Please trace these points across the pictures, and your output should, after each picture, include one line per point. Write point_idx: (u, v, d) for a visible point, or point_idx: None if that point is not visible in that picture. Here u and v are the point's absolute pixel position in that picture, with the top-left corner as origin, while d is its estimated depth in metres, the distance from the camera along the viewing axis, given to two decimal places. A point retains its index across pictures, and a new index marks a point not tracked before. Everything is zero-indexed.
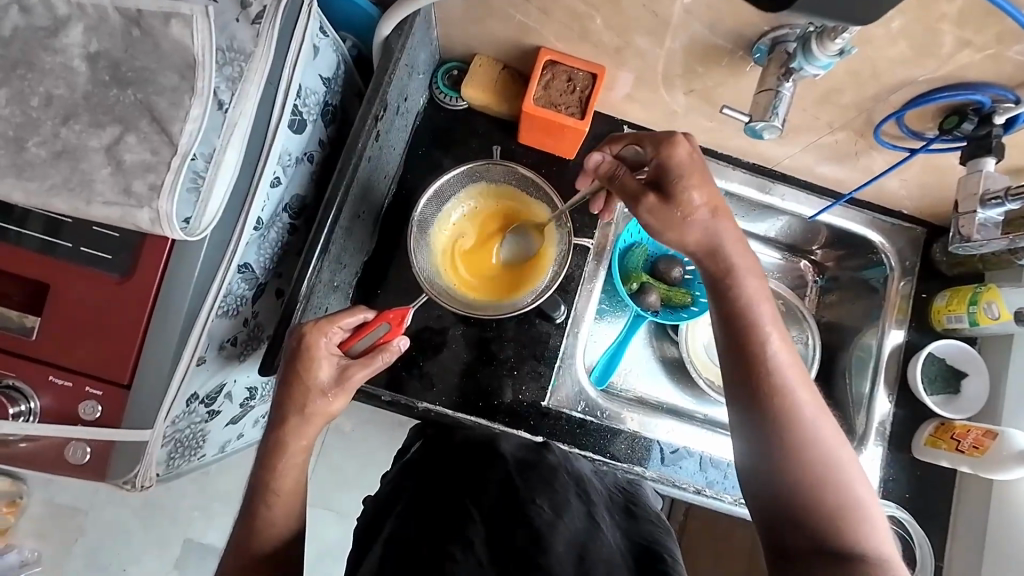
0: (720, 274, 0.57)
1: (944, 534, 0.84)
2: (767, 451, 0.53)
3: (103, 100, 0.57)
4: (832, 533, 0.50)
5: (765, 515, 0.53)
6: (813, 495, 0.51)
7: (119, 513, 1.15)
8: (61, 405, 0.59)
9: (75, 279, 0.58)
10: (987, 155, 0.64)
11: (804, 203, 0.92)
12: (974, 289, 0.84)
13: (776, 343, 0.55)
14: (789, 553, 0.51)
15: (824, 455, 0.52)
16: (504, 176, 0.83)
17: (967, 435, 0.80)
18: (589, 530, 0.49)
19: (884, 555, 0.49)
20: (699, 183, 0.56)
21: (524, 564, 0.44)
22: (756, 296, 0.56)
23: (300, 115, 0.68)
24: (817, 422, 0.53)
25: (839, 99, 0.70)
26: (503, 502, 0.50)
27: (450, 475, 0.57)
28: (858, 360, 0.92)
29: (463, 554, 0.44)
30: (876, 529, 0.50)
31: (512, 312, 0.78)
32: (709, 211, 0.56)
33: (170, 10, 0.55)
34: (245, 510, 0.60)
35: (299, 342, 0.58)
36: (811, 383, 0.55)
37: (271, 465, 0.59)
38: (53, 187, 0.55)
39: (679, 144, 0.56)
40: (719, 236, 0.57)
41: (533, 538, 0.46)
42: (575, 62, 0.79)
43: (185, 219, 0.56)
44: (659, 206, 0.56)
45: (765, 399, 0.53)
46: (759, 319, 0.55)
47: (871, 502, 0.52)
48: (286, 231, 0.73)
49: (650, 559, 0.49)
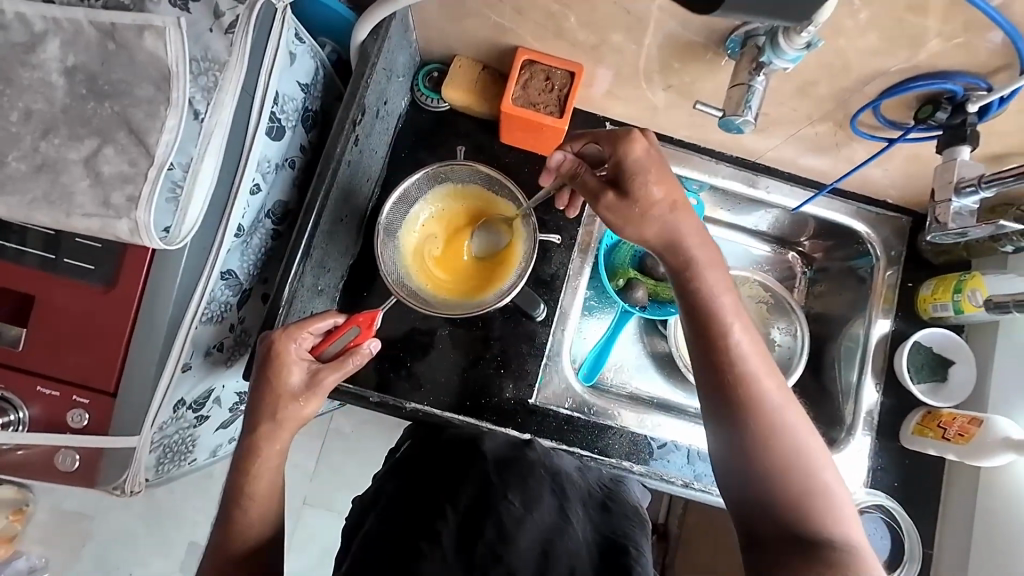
0: (680, 268, 0.58)
1: (934, 522, 0.85)
2: (735, 441, 0.54)
3: (81, 113, 0.57)
4: (802, 521, 0.50)
5: (737, 504, 0.54)
6: (782, 484, 0.52)
7: (123, 518, 1.17)
8: (49, 413, 0.60)
9: (57, 290, 0.59)
10: (962, 144, 0.65)
11: (788, 195, 0.92)
12: (959, 277, 0.84)
13: (740, 332, 0.56)
14: (760, 541, 0.52)
15: (789, 444, 0.52)
16: (468, 176, 0.82)
17: (953, 423, 0.80)
18: (558, 525, 0.51)
19: (851, 540, 0.50)
20: (658, 178, 0.58)
21: (488, 559, 0.46)
22: (719, 288, 0.57)
23: (279, 122, 0.69)
24: (783, 411, 0.54)
25: (815, 91, 0.70)
26: (478, 501, 0.52)
27: (429, 474, 0.58)
28: (847, 351, 0.92)
29: (430, 548, 0.47)
30: (843, 515, 0.51)
31: (479, 310, 0.78)
32: (667, 206, 0.58)
33: (143, 23, 0.56)
34: (222, 514, 0.61)
35: (268, 349, 0.60)
36: (777, 370, 0.56)
37: (245, 471, 0.60)
38: (34, 201, 0.56)
39: (636, 140, 0.58)
40: (665, 235, 0.58)
41: (500, 533, 0.49)
42: (552, 61, 0.79)
43: (164, 229, 0.57)
44: (618, 203, 0.58)
45: (730, 390, 0.54)
46: (723, 309, 0.56)
47: (838, 488, 0.52)
48: (269, 237, 0.75)
49: (615, 552, 0.51)
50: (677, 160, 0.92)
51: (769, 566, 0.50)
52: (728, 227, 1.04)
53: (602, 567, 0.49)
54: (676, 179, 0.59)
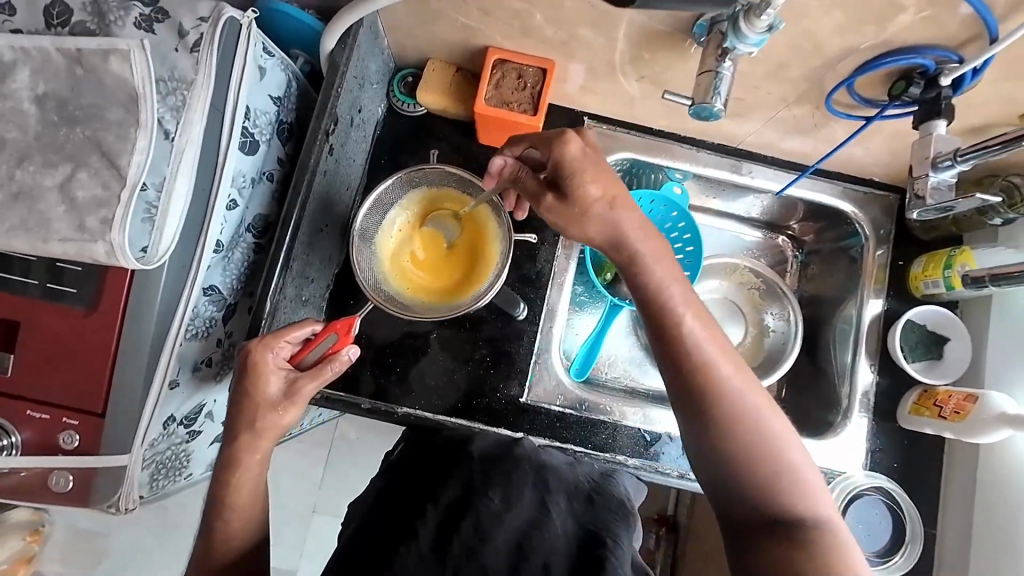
0: (624, 262, 0.59)
1: (935, 501, 0.84)
2: (700, 429, 0.53)
3: (54, 139, 0.58)
4: (773, 501, 0.50)
5: (712, 489, 0.54)
6: (750, 467, 0.51)
7: (137, 533, 1.18)
8: (41, 436, 0.61)
9: (41, 315, 0.60)
10: (938, 118, 0.64)
11: (772, 179, 0.91)
12: (949, 253, 0.83)
13: (693, 321, 0.56)
14: (737, 524, 0.52)
15: (752, 427, 0.52)
16: (441, 178, 0.83)
17: (949, 400, 0.79)
18: (536, 519, 0.53)
19: (824, 517, 0.49)
20: (593, 176, 0.58)
21: (462, 557, 0.47)
22: (667, 280, 0.57)
23: (252, 136, 0.69)
24: (743, 394, 0.53)
25: (788, 73, 0.69)
26: (459, 499, 0.53)
27: (407, 478, 0.59)
28: (841, 332, 0.91)
29: (407, 548, 0.48)
30: (813, 493, 0.51)
31: (450, 314, 0.78)
32: (606, 204, 0.58)
33: (108, 47, 0.57)
34: (204, 525, 0.61)
35: (247, 358, 0.61)
36: (735, 354, 0.56)
37: (225, 480, 0.61)
38: (11, 229, 0.57)
39: (569, 142, 0.59)
40: (621, 225, 0.58)
41: (477, 532, 0.49)
42: (523, 59, 0.79)
43: (141, 249, 0.58)
44: (557, 204, 0.60)
45: (689, 380, 0.54)
46: (675, 301, 0.56)
47: (807, 466, 0.52)
48: (251, 250, 0.75)
49: (592, 544, 0.51)
50: (658, 150, 0.91)
51: (747, 549, 0.50)
52: (717, 215, 1.03)
53: (577, 560, 0.49)
54: (614, 175, 0.59)
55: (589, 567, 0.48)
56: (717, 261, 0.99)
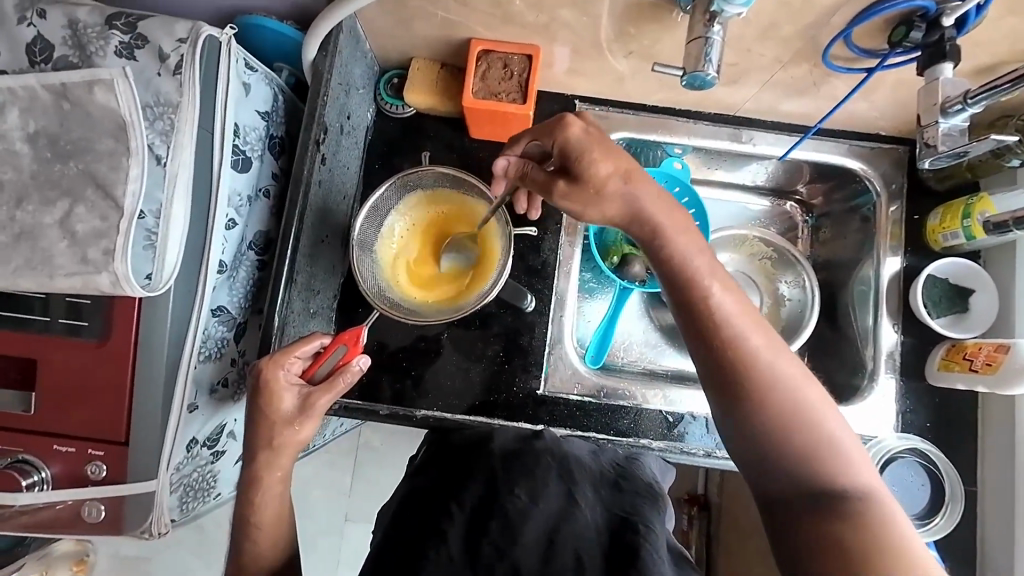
0: (646, 237, 0.57)
1: (973, 456, 0.81)
2: (733, 405, 0.51)
3: (49, 176, 0.59)
4: (815, 476, 0.48)
5: (747, 465, 0.52)
6: (788, 440, 0.50)
7: (178, 555, 1.20)
8: (70, 469, 0.62)
9: (55, 350, 0.60)
10: (943, 61, 0.61)
11: (775, 144, 0.89)
12: (966, 202, 0.80)
13: (722, 293, 0.54)
14: (776, 501, 0.50)
15: (790, 397, 0.50)
16: (435, 180, 0.82)
17: (979, 353, 0.76)
18: (564, 511, 0.51)
19: (867, 487, 0.47)
20: (602, 153, 0.56)
21: (493, 555, 0.47)
22: (691, 248, 0.56)
23: (243, 153, 0.69)
24: (779, 367, 0.51)
25: (779, 31, 0.67)
26: (485, 497, 0.52)
27: (438, 478, 0.58)
28: (860, 294, 0.89)
29: (437, 553, 0.47)
30: (854, 462, 0.49)
31: (455, 316, 0.77)
32: (621, 179, 0.56)
33: (91, 78, 0.57)
34: (233, 546, 0.62)
35: (259, 379, 0.61)
36: (766, 325, 0.54)
37: (248, 500, 0.61)
38: (17, 269, 0.58)
39: (571, 123, 0.57)
40: (638, 200, 0.57)
41: (505, 529, 0.49)
42: (507, 47, 0.77)
43: (146, 276, 0.59)
44: (571, 189, 0.58)
45: (720, 354, 0.52)
46: (698, 271, 0.55)
47: (846, 435, 0.50)
48: (255, 268, 0.75)
49: (622, 530, 0.50)
50: (655, 126, 0.89)
51: (785, 524, 0.48)
52: (721, 186, 1.01)
53: (610, 550, 0.48)
54: (623, 151, 0.57)
55: (623, 556, 0.47)
56: (726, 233, 0.97)
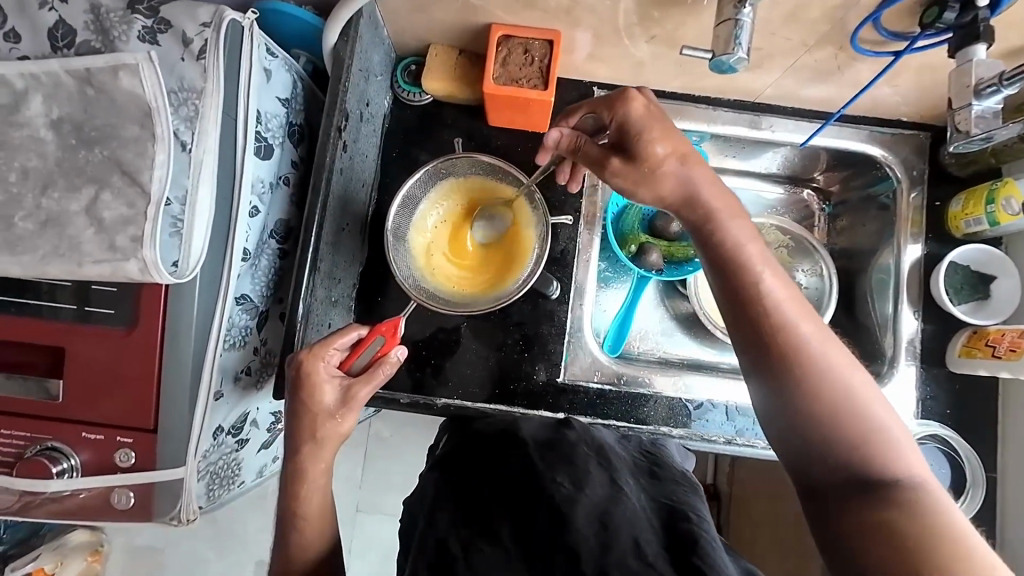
0: (700, 222, 0.56)
1: (993, 442, 0.82)
2: (782, 391, 0.51)
3: (74, 163, 0.58)
4: (863, 463, 0.48)
5: (792, 452, 0.52)
6: (837, 426, 0.49)
7: (193, 546, 1.19)
8: (99, 457, 0.63)
9: (83, 338, 0.60)
10: (977, 42, 0.61)
11: (795, 130, 0.88)
12: (990, 187, 0.79)
13: (771, 279, 0.53)
14: (819, 488, 0.50)
15: (839, 385, 0.50)
16: (471, 167, 0.82)
17: (1002, 339, 0.76)
18: (613, 497, 0.51)
19: (920, 479, 0.47)
20: (661, 133, 0.57)
21: (547, 545, 0.46)
22: (743, 238, 0.55)
23: (265, 140, 0.68)
24: (828, 355, 0.51)
25: (806, 15, 0.66)
26: (529, 487, 0.52)
27: (477, 467, 0.58)
28: (879, 283, 0.89)
29: (491, 548, 0.47)
30: (903, 452, 0.48)
31: (497, 305, 0.77)
32: (677, 160, 0.57)
33: (115, 63, 0.57)
34: (278, 537, 0.63)
35: (299, 372, 0.61)
36: (814, 314, 0.53)
37: (295, 492, 0.62)
38: (44, 257, 0.57)
39: (632, 99, 0.58)
40: (693, 181, 0.56)
41: (555, 516, 0.48)
42: (528, 32, 0.76)
43: (173, 263, 0.58)
44: (625, 167, 0.58)
45: (769, 340, 0.51)
46: (751, 257, 0.54)
47: (895, 424, 0.50)
48: (276, 256, 0.75)
49: (675, 520, 0.50)
50: (674, 113, 0.88)
51: (831, 512, 0.48)
52: (738, 174, 1.00)
53: (667, 539, 0.47)
54: (680, 131, 0.57)
55: (679, 543, 0.47)
56: None
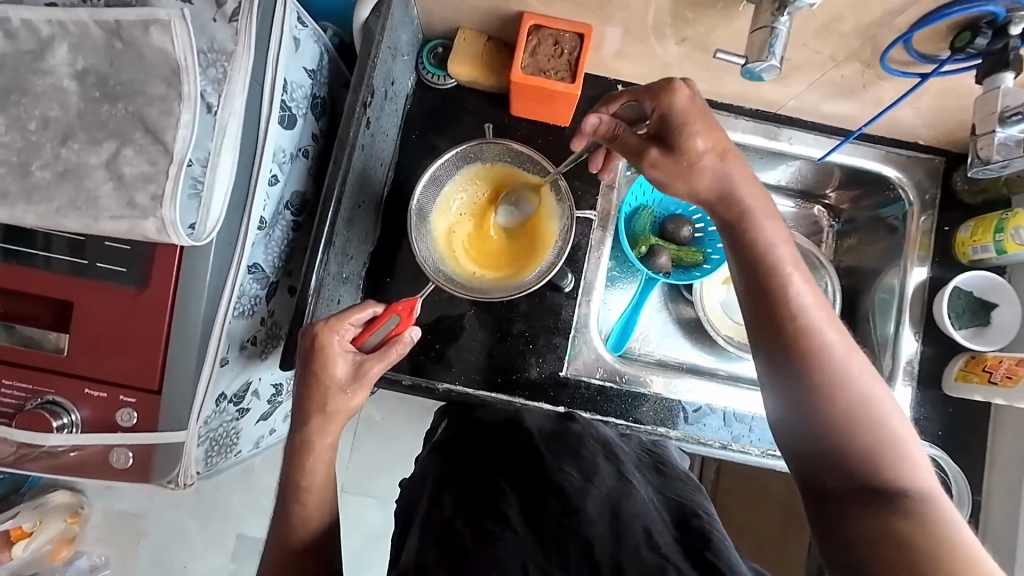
0: (734, 221, 0.56)
1: (982, 467, 0.83)
2: (797, 398, 0.52)
3: (96, 116, 0.57)
4: (875, 473, 0.49)
5: (805, 458, 0.52)
6: (852, 435, 0.50)
7: (176, 514, 1.18)
8: (100, 414, 0.62)
9: (94, 295, 0.60)
10: (1005, 70, 0.61)
11: (813, 144, 0.88)
12: (999, 216, 0.81)
13: (801, 284, 0.53)
14: (830, 493, 0.51)
15: (858, 394, 0.51)
16: (498, 155, 0.82)
17: (999, 366, 0.78)
18: (621, 489, 0.52)
19: (927, 489, 0.48)
20: (703, 127, 0.56)
21: (558, 529, 0.46)
22: (775, 238, 0.55)
23: (289, 110, 0.68)
24: (848, 365, 0.51)
25: (840, 29, 0.66)
26: (539, 476, 0.52)
27: (483, 454, 0.58)
28: (881, 302, 0.90)
29: (504, 532, 0.46)
30: (915, 462, 0.50)
31: (511, 294, 0.78)
32: (716, 156, 0.56)
33: (148, 18, 0.56)
34: (280, 507, 0.63)
35: (312, 342, 0.60)
36: (838, 322, 0.54)
37: (300, 464, 0.62)
38: (60, 208, 0.57)
39: (677, 90, 0.57)
40: (730, 179, 0.56)
41: (566, 505, 0.49)
42: (560, 24, 0.76)
43: (190, 225, 0.58)
44: (663, 158, 0.57)
45: (792, 345, 0.52)
46: (782, 259, 0.54)
47: (908, 437, 0.51)
48: (290, 228, 0.74)
49: (686, 517, 0.51)
50: None
51: (841, 518, 0.49)
52: (751, 185, 1.00)
53: (679, 533, 0.48)
54: (721, 129, 0.57)
55: (687, 538, 0.47)
56: None
